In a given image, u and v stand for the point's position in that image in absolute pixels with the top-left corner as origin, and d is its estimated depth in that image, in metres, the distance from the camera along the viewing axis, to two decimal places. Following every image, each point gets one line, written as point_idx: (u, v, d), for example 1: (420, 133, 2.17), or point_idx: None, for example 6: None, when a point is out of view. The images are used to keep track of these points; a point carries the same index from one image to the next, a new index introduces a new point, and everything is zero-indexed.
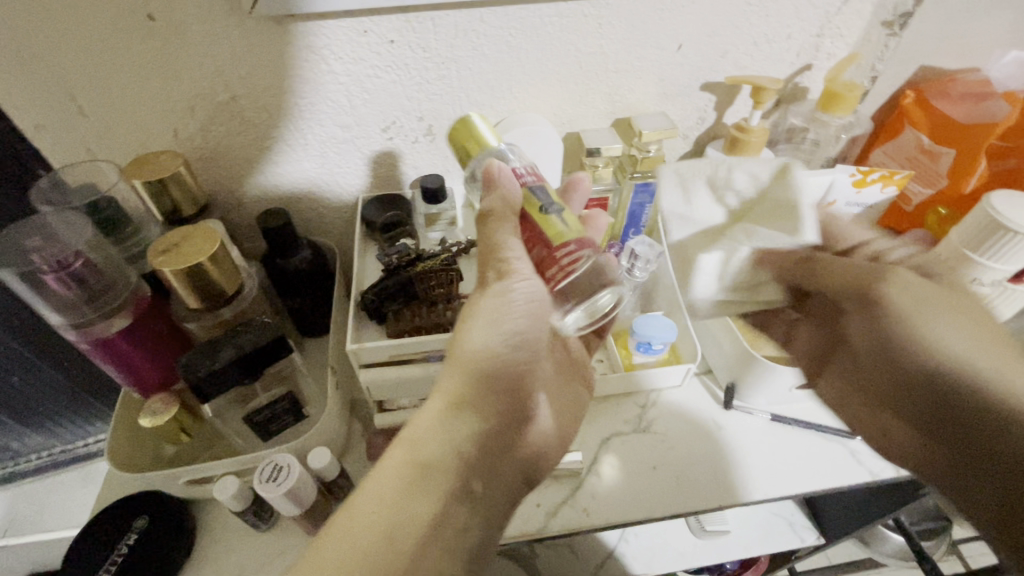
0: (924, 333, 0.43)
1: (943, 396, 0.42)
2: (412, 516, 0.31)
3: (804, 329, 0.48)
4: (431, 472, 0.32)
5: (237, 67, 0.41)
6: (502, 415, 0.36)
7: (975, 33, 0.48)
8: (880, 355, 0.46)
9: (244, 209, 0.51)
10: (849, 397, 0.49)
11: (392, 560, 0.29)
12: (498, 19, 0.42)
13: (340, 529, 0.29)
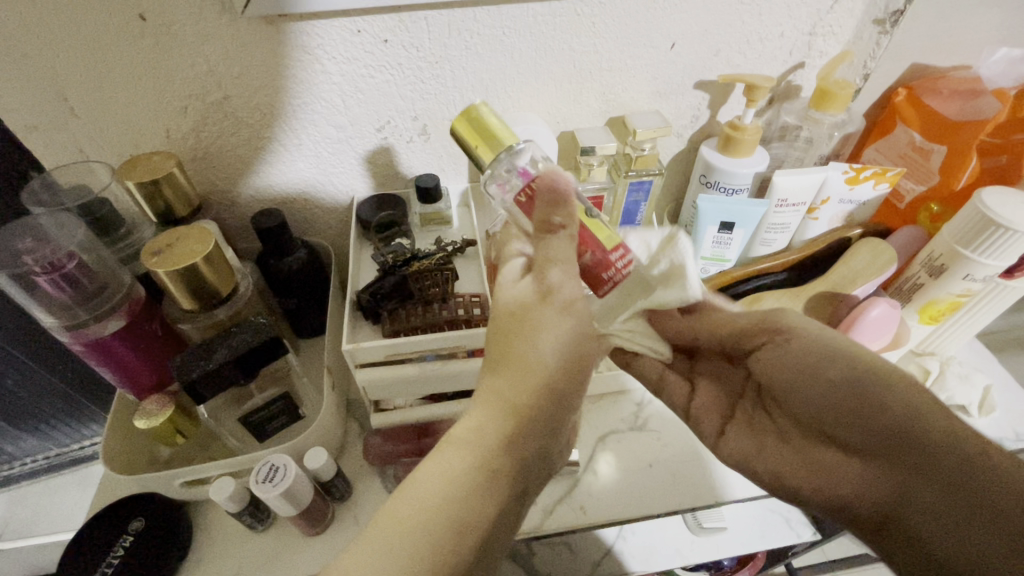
0: (820, 359, 0.37)
1: (857, 427, 0.35)
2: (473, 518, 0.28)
3: (707, 384, 0.45)
4: (494, 469, 0.29)
5: (230, 67, 0.41)
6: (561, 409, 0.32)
7: (965, 31, 0.49)
8: (775, 395, 0.40)
9: (238, 210, 0.50)
10: (761, 450, 0.41)
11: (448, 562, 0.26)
12: (491, 18, 0.42)
13: (395, 530, 0.26)
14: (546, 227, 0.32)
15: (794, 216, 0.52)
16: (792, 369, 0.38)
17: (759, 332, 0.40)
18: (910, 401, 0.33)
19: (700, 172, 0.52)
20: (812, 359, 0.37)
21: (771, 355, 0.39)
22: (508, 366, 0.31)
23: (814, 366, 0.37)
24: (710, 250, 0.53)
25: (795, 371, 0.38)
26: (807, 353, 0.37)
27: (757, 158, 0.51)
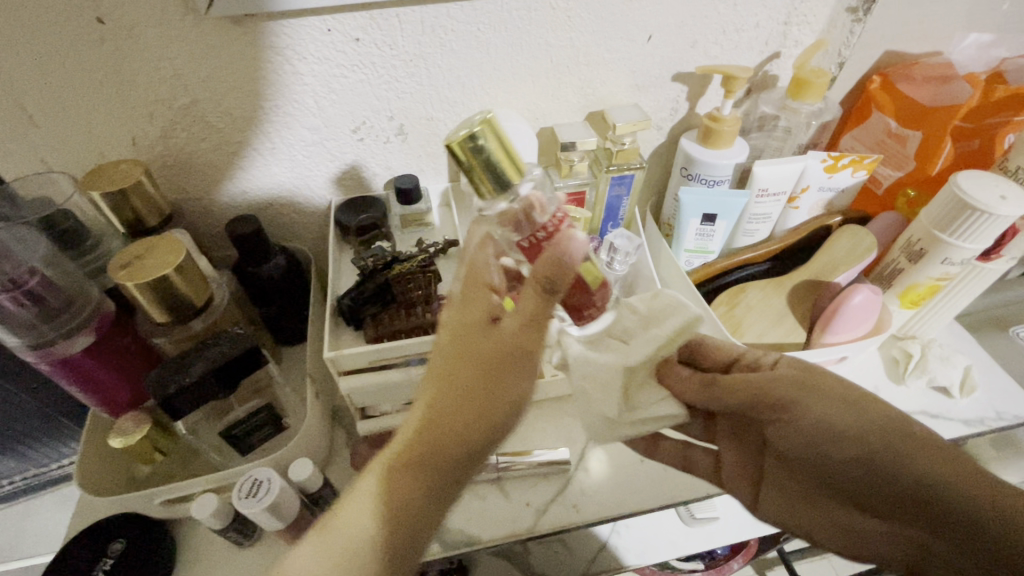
0: (826, 432, 0.37)
1: (871, 486, 0.36)
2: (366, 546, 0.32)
3: (728, 448, 0.44)
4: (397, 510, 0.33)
5: (196, 70, 0.40)
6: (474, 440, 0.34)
7: (936, 18, 0.49)
8: (794, 463, 0.39)
9: (212, 217, 0.49)
10: (797, 512, 0.41)
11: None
12: (465, 14, 0.42)
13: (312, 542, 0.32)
14: (551, 288, 0.32)
15: (775, 206, 0.52)
16: (802, 445, 0.38)
17: (769, 408, 0.38)
18: (923, 464, 0.35)
19: (681, 165, 0.52)
20: (825, 435, 0.37)
21: (780, 433, 0.39)
22: (455, 415, 0.34)
23: (824, 444, 0.37)
24: (694, 243, 0.54)
25: (805, 444, 0.38)
26: (811, 425, 0.37)
27: (736, 149, 0.51)
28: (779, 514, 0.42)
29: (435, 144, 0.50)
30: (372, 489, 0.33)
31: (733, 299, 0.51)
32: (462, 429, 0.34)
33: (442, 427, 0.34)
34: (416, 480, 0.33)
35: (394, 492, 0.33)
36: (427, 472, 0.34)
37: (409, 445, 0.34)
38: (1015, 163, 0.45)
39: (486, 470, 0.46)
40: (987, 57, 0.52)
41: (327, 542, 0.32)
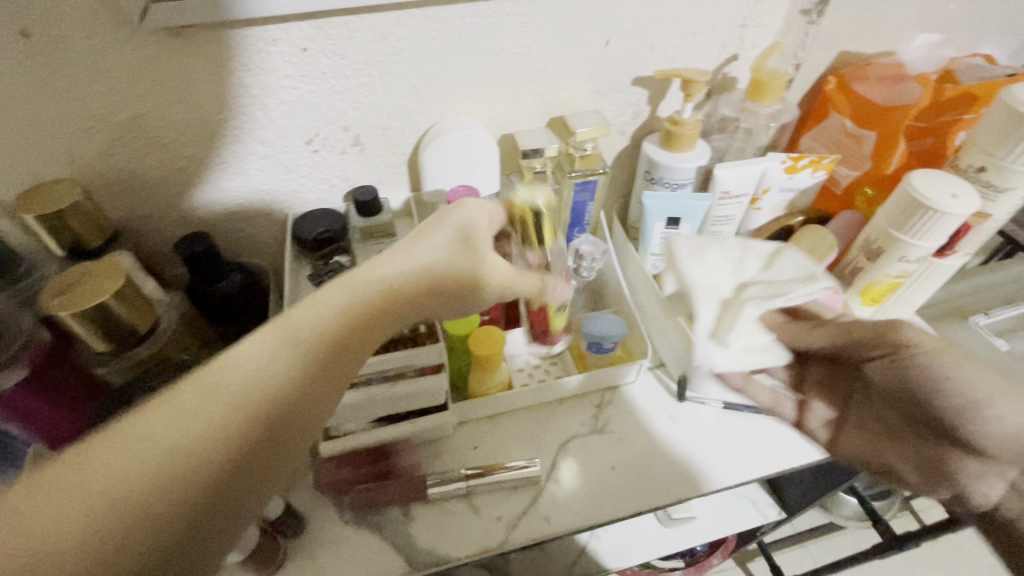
0: (932, 388, 0.39)
1: (974, 435, 0.39)
2: (276, 386, 0.28)
3: (814, 393, 0.50)
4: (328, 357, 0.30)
5: (134, 84, 0.38)
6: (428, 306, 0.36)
7: (887, 19, 0.50)
8: (886, 404, 0.45)
9: (162, 236, 0.47)
10: (877, 449, 0.46)
11: (226, 423, 0.27)
12: (416, 22, 0.40)
13: (230, 359, 0.29)
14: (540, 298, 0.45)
15: (738, 208, 0.53)
16: (900, 390, 0.41)
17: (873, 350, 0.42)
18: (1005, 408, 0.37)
19: (644, 169, 0.52)
20: (919, 384, 0.40)
21: (877, 372, 0.43)
22: (366, 300, 0.33)
23: (925, 395, 0.40)
24: (660, 246, 0.54)
25: (903, 390, 0.41)
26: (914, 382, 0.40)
27: (698, 153, 0.51)
28: (857, 449, 0.48)
29: (393, 153, 0.49)
30: (241, 356, 0.29)
31: (767, 259, 0.46)
32: (366, 321, 0.33)
33: (353, 309, 0.32)
34: (306, 357, 0.30)
35: (272, 360, 0.29)
36: (317, 354, 0.30)
37: (307, 320, 0.31)
38: (965, 160, 0.46)
39: (455, 486, 0.45)
40: (936, 57, 0.53)
41: (171, 402, 0.27)
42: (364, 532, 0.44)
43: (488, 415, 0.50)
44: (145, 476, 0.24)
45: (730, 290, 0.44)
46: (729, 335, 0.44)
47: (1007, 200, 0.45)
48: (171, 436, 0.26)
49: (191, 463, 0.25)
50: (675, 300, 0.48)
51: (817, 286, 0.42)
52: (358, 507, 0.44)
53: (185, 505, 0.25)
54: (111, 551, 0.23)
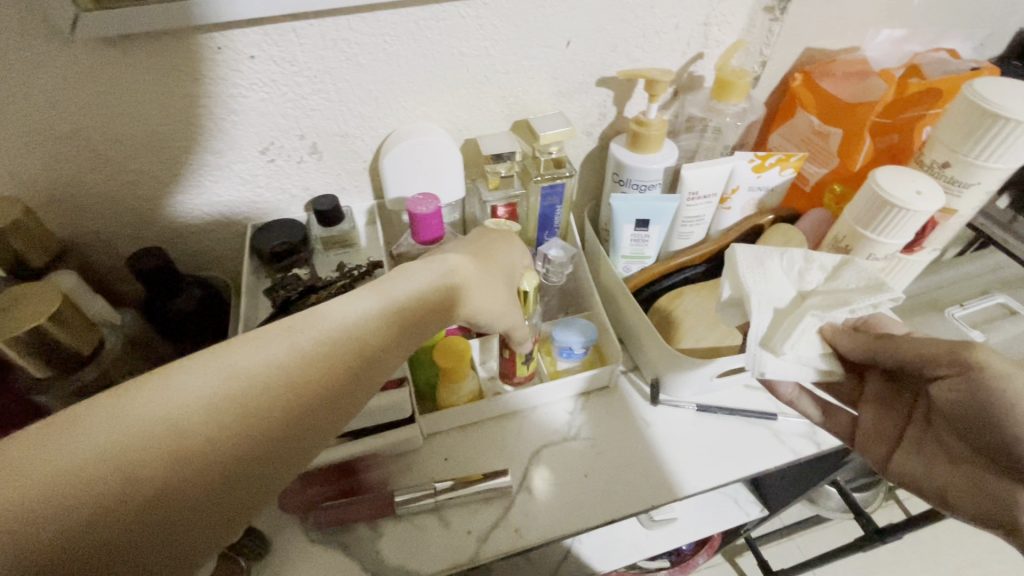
0: (1010, 413, 0.33)
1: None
2: (358, 346, 0.29)
3: (870, 412, 0.43)
4: (407, 329, 0.32)
5: (72, 97, 0.36)
6: (477, 312, 0.37)
7: (850, 14, 0.50)
8: (949, 425, 0.38)
9: (114, 250, 0.46)
10: (932, 472, 0.39)
11: (312, 370, 0.28)
12: (368, 26, 0.39)
13: (332, 309, 0.30)
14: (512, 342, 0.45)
15: (707, 208, 0.52)
16: (965, 412, 0.35)
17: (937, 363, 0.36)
18: None
19: (612, 171, 0.52)
20: (991, 408, 0.33)
21: (941, 388, 0.36)
22: (420, 302, 0.32)
23: (999, 421, 0.33)
24: (630, 249, 0.53)
25: (969, 413, 0.35)
26: (985, 404, 0.34)
27: (666, 153, 0.50)
28: (912, 471, 0.40)
29: (354, 161, 0.48)
30: (298, 335, 0.28)
31: (829, 272, 0.40)
32: (411, 331, 0.32)
33: (406, 313, 0.32)
34: (348, 362, 0.29)
35: (318, 358, 0.28)
36: (357, 366, 0.29)
37: (366, 314, 0.30)
38: (930, 156, 0.45)
39: (424, 501, 0.44)
40: (900, 52, 0.54)
41: (222, 359, 0.26)
42: (331, 551, 0.43)
43: (459, 425, 0.50)
44: (169, 437, 0.24)
45: (785, 300, 0.39)
46: (785, 344, 0.36)
47: (971, 195, 0.45)
48: (210, 402, 0.25)
49: (213, 441, 0.25)
50: (724, 309, 0.40)
51: (884, 296, 0.36)
52: (326, 526, 0.43)
53: (221, 463, 0.25)
54: (192, 463, 0.24)
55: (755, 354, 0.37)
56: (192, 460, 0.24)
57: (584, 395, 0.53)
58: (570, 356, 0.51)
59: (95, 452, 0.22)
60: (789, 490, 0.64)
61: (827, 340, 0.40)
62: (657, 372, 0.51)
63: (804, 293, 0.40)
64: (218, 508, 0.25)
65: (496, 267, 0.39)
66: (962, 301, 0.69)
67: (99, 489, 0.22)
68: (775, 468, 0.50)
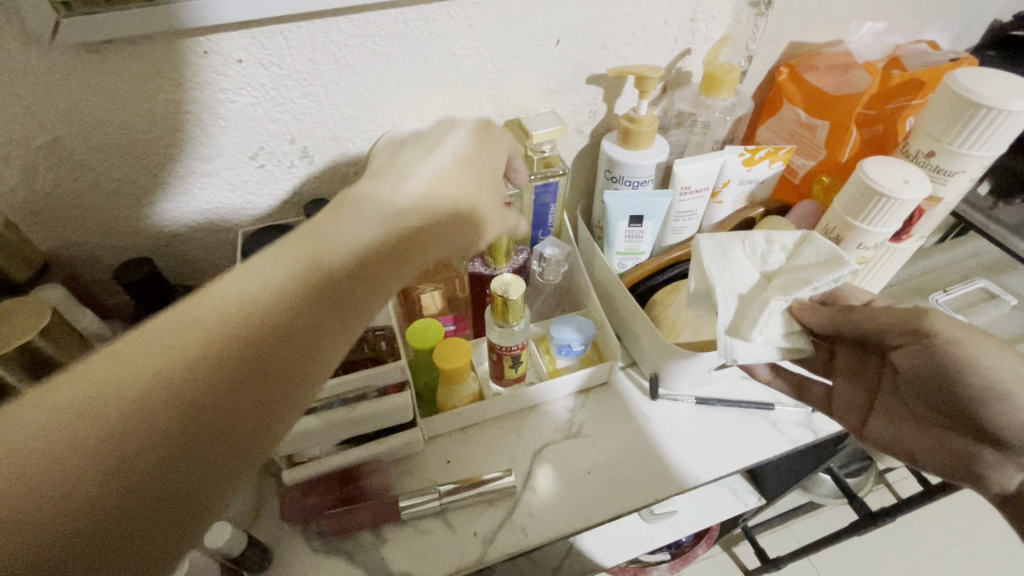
0: (964, 376, 0.35)
1: (1001, 426, 0.34)
2: (292, 300, 0.26)
3: (843, 382, 0.44)
4: (343, 275, 0.28)
5: (54, 104, 0.35)
6: (431, 240, 0.34)
7: (832, 8, 0.51)
8: (913, 389, 0.39)
9: (99, 261, 0.45)
10: (901, 437, 0.40)
11: (234, 338, 0.24)
12: (357, 27, 0.39)
13: (260, 261, 0.27)
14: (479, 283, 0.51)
15: (699, 202, 0.52)
16: (927, 374, 0.36)
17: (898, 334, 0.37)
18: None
19: (605, 168, 0.52)
20: (950, 368, 0.35)
21: (903, 356, 0.37)
22: (361, 247, 0.30)
23: (957, 379, 0.35)
24: (624, 245, 0.53)
25: (931, 375, 0.36)
26: (947, 365, 0.35)
27: (656, 149, 0.51)
28: (883, 436, 0.42)
29: (345, 165, 0.47)
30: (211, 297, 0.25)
31: (790, 250, 0.40)
32: (346, 284, 0.28)
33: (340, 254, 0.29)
34: (273, 315, 0.25)
35: (229, 325, 0.24)
36: (276, 333, 0.25)
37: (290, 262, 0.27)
38: (915, 146, 0.46)
39: (429, 505, 0.43)
40: (882, 44, 0.54)
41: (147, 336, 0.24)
42: (334, 559, 0.42)
43: (460, 427, 0.49)
44: (88, 432, 0.21)
45: (751, 285, 0.39)
46: (753, 330, 0.37)
47: (956, 182, 0.46)
48: (125, 386, 0.22)
49: (131, 431, 0.22)
50: (693, 302, 0.41)
51: (843, 270, 0.36)
52: (328, 535, 0.43)
53: (142, 458, 0.22)
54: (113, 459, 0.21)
55: (725, 343, 0.38)
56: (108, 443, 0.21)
57: (584, 391, 0.53)
58: (569, 354, 0.51)
59: (5, 442, 0.20)
60: (785, 479, 0.65)
61: (793, 315, 0.38)
62: (656, 367, 0.51)
63: (768, 275, 0.40)
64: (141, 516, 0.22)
65: (467, 186, 0.38)
66: (945, 287, 0.70)
67: (55, 466, 0.20)
68: (773, 458, 0.51)
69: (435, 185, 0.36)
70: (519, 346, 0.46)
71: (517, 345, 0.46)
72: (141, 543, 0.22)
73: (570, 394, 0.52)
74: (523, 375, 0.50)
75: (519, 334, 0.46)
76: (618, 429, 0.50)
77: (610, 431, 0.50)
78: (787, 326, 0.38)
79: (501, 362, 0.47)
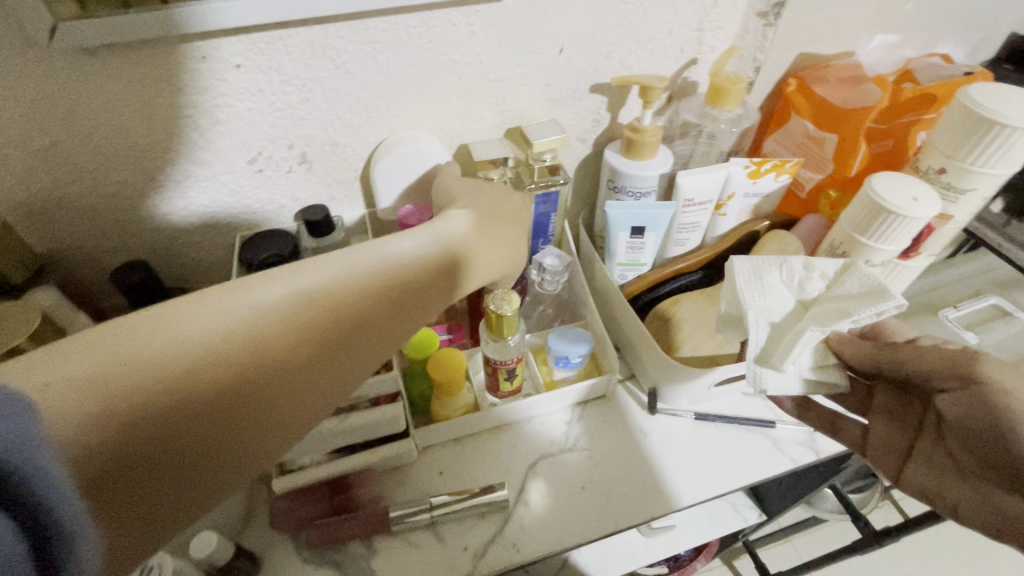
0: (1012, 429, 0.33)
1: None
2: (367, 303, 0.29)
3: (880, 424, 0.43)
4: (413, 290, 0.31)
5: (52, 107, 0.35)
6: (481, 274, 0.36)
7: (843, 19, 0.50)
8: (958, 438, 0.37)
9: (95, 264, 0.44)
10: (942, 487, 0.39)
11: (315, 326, 0.27)
12: (357, 34, 0.39)
13: (351, 257, 0.30)
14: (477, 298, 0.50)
15: (703, 214, 0.51)
16: (975, 427, 0.35)
17: (946, 378, 0.36)
18: None
19: (607, 178, 0.51)
20: (999, 419, 0.34)
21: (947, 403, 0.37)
22: (434, 262, 0.32)
23: (1006, 432, 0.34)
24: (625, 256, 0.52)
25: (979, 425, 0.35)
26: (996, 418, 0.34)
27: (660, 160, 0.50)
28: (922, 484, 0.40)
29: (344, 170, 0.47)
30: (261, 299, 0.27)
31: (831, 279, 0.39)
32: (411, 296, 0.31)
33: (385, 287, 0.30)
34: (306, 338, 0.27)
35: (318, 313, 0.27)
36: (349, 330, 0.28)
37: (341, 282, 0.29)
38: (926, 163, 0.45)
39: (420, 516, 0.43)
40: (893, 57, 0.54)
41: (245, 297, 0.26)
42: (323, 570, 0.42)
43: (454, 438, 0.49)
44: (180, 370, 0.23)
45: (787, 313, 0.38)
46: (786, 361, 0.36)
47: (968, 201, 0.45)
48: (218, 340, 0.25)
49: (217, 380, 0.24)
50: (723, 325, 0.40)
51: (888, 303, 0.34)
52: (317, 545, 0.42)
53: (217, 409, 0.24)
54: (196, 403, 0.23)
55: (754, 371, 0.37)
56: (143, 414, 0.22)
57: (581, 403, 0.52)
58: (566, 366, 0.50)
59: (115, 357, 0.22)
60: (787, 496, 0.63)
61: (832, 348, 0.39)
62: (654, 381, 0.50)
63: (805, 303, 0.39)
64: (197, 460, 0.24)
65: (514, 216, 0.40)
66: (956, 303, 0.69)
67: (146, 391, 0.22)
68: (774, 476, 0.50)
69: (478, 232, 0.36)
70: (516, 357, 0.45)
71: (511, 356, 0.45)
72: (184, 483, 0.23)
73: (566, 407, 0.51)
74: (518, 388, 0.49)
75: (516, 345, 0.45)
76: (615, 444, 0.49)
77: (607, 445, 0.49)
78: (817, 358, 0.38)
79: (496, 373, 0.47)
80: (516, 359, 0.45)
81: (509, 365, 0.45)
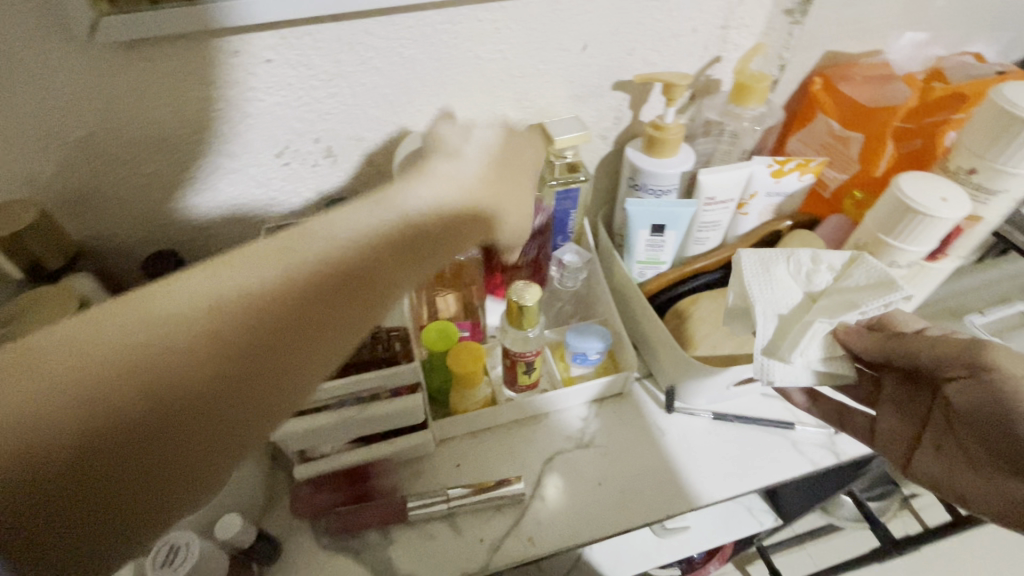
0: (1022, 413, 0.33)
1: None
2: (319, 281, 0.27)
3: (887, 412, 0.43)
4: (373, 262, 0.29)
5: (90, 99, 0.36)
6: (462, 239, 0.34)
7: (871, 17, 0.49)
8: (966, 424, 0.37)
9: (127, 254, 0.46)
10: (951, 476, 0.38)
11: (261, 311, 0.25)
12: (384, 30, 0.39)
13: (300, 237, 0.28)
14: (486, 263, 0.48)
15: (724, 213, 0.51)
16: (982, 411, 0.35)
17: (956, 365, 0.36)
18: None
19: (627, 175, 0.51)
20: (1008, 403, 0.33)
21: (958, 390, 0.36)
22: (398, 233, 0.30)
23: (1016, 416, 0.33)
24: (645, 254, 0.52)
25: (990, 410, 0.34)
26: (1006, 403, 0.34)
27: (682, 158, 0.50)
28: (931, 473, 0.39)
29: (368, 165, 0.48)
30: (203, 284, 0.26)
31: (839, 271, 0.40)
32: (372, 272, 0.29)
33: (337, 264, 0.27)
34: (249, 327, 0.25)
35: (263, 300, 0.25)
36: (301, 313, 0.26)
37: (304, 257, 0.27)
38: (955, 163, 0.44)
39: (437, 507, 0.43)
40: (922, 56, 0.53)
41: (177, 294, 0.25)
42: (341, 557, 0.43)
43: (471, 431, 0.49)
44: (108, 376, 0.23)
45: (793, 305, 0.38)
46: (794, 351, 0.36)
47: (999, 202, 0.44)
48: (148, 339, 0.24)
49: (149, 382, 0.23)
50: (730, 318, 0.40)
51: (895, 295, 0.35)
52: (336, 532, 0.43)
53: (153, 409, 0.23)
54: (128, 405, 0.23)
55: (761, 363, 0.37)
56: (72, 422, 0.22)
57: (597, 400, 0.52)
58: (584, 362, 0.50)
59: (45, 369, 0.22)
60: (804, 500, 0.63)
61: (838, 339, 0.38)
62: (672, 380, 0.50)
63: (812, 295, 0.39)
64: (140, 463, 0.23)
65: (499, 178, 0.38)
66: (984, 308, 0.67)
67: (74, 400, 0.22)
68: (793, 478, 0.49)
69: (453, 199, 0.34)
70: (533, 352, 0.46)
71: (530, 351, 0.45)
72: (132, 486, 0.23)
73: (583, 403, 0.52)
74: (535, 384, 0.50)
75: (534, 340, 0.45)
76: (631, 441, 0.49)
77: (623, 442, 0.49)
78: (827, 350, 0.37)
79: (514, 368, 0.47)
80: (534, 353, 0.46)
81: (527, 359, 0.46)
